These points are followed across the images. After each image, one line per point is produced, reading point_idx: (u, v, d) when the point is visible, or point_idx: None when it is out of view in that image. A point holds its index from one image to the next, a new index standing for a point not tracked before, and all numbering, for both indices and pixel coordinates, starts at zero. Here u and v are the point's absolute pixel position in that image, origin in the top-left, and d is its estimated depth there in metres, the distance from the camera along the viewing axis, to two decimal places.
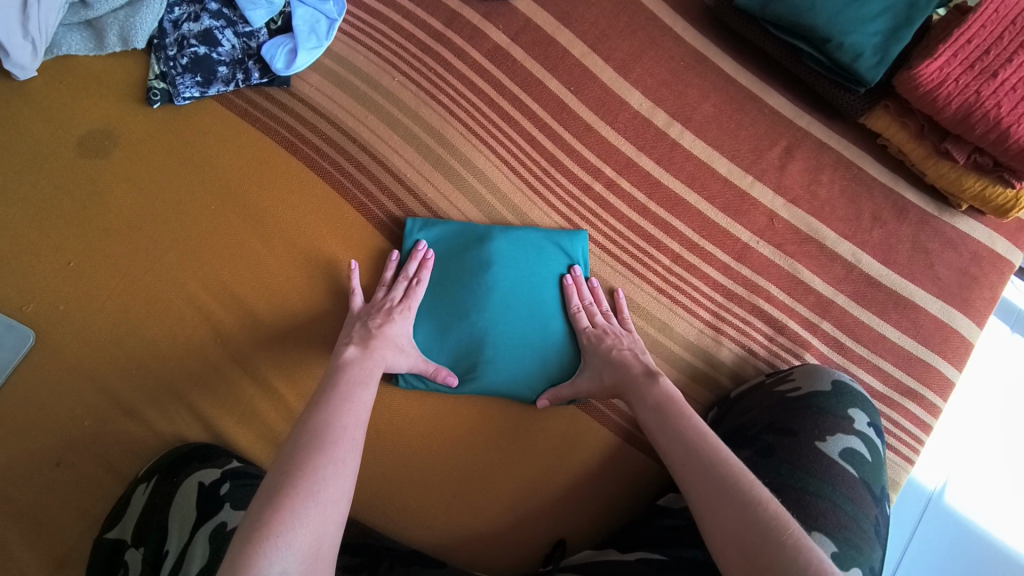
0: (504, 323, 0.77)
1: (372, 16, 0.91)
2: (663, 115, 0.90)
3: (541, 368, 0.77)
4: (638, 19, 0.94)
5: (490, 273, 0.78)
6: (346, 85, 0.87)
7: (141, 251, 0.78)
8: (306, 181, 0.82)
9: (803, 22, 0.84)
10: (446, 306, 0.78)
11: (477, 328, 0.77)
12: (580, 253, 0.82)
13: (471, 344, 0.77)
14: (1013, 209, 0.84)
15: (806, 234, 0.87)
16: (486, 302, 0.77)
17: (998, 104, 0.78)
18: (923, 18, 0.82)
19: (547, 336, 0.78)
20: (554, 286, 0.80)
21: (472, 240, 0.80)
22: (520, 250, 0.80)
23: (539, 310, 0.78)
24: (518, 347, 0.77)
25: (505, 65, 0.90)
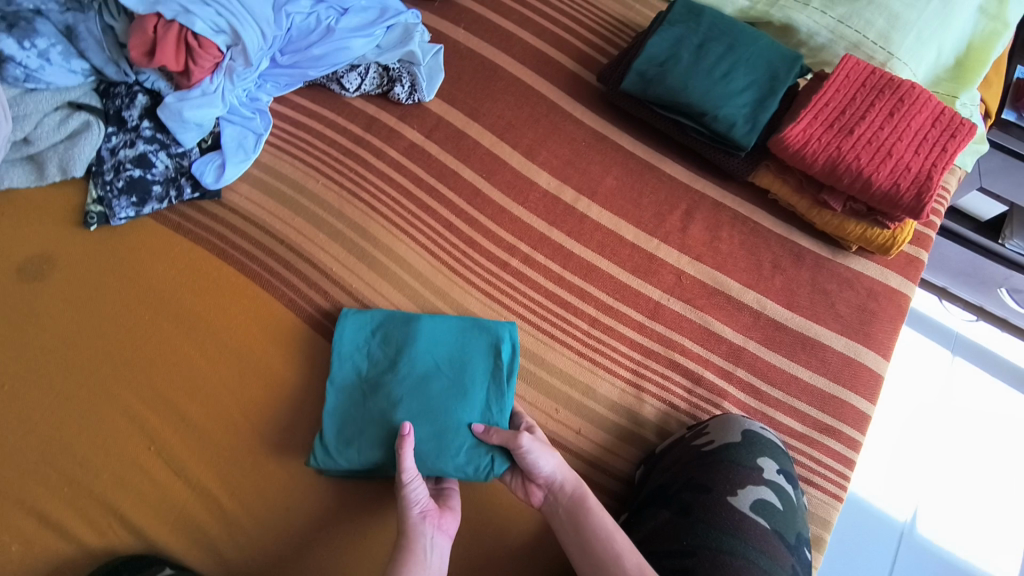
0: (418, 394, 0.80)
1: (297, 127, 1.00)
2: (570, 192, 0.99)
3: (451, 439, 0.77)
4: (540, 109, 1.05)
5: (411, 347, 0.82)
6: (275, 191, 0.94)
7: (76, 366, 0.81)
8: (237, 282, 0.87)
9: (681, 100, 0.94)
10: (367, 380, 0.81)
11: (392, 398, 0.79)
12: (509, 334, 0.85)
13: (383, 415, 0.79)
14: (893, 247, 0.91)
15: (713, 287, 0.93)
16: (405, 378, 0.81)
17: (858, 155, 0.87)
18: (785, 89, 0.95)
19: (464, 404, 0.79)
20: (476, 360, 0.82)
21: (400, 321, 0.85)
22: (444, 331, 0.84)
23: (458, 379, 0.81)
24: (433, 420, 0.78)
25: (421, 160, 0.99)
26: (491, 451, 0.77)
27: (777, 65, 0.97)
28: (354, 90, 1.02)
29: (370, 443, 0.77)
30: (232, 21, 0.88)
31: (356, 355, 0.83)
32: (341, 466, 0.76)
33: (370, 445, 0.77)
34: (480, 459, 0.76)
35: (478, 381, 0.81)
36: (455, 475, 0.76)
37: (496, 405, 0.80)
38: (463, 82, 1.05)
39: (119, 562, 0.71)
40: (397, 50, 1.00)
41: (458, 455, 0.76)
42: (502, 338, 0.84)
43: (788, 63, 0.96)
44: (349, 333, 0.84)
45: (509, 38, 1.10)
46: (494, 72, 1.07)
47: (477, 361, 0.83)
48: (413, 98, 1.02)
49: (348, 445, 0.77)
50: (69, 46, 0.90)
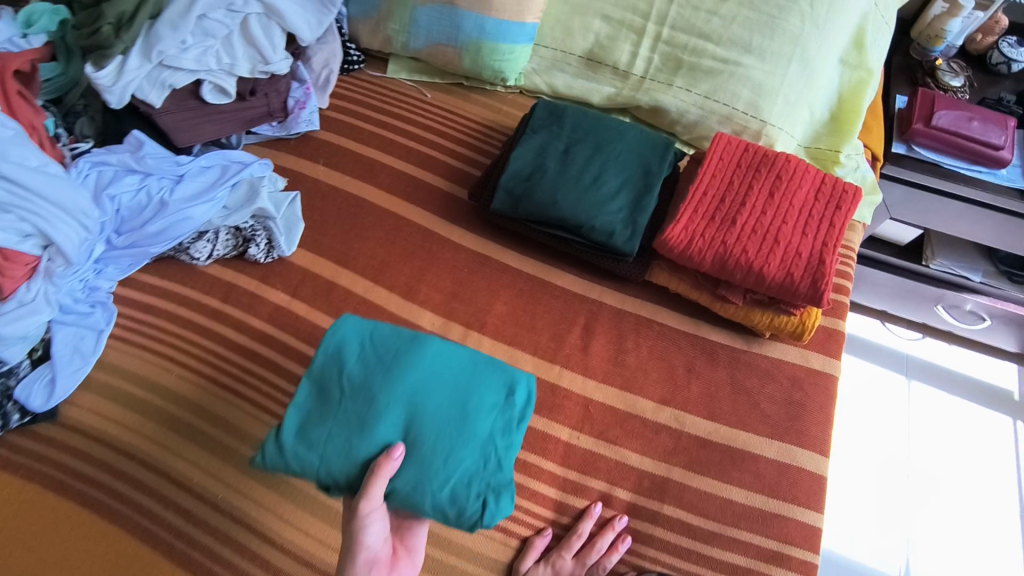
0: (408, 413, 0.68)
1: (146, 312, 0.90)
2: (458, 328, 0.91)
3: (435, 472, 0.67)
4: (414, 239, 0.97)
5: (402, 369, 0.69)
6: (123, 395, 0.83)
7: None
8: (76, 520, 0.75)
9: (553, 214, 0.87)
10: (350, 385, 0.69)
11: (374, 404, 0.67)
12: (527, 384, 0.72)
13: (360, 426, 0.67)
14: (805, 331, 0.84)
15: (625, 410, 0.85)
16: (403, 409, 0.68)
17: (744, 248, 0.81)
18: (661, 182, 0.89)
19: (432, 462, 0.67)
20: (485, 392, 0.70)
21: (391, 332, 0.72)
22: (433, 345, 0.72)
23: (415, 379, 0.69)
24: (422, 432, 0.68)
25: (290, 324, 0.89)
26: (479, 495, 0.67)
27: (649, 157, 0.91)
28: (205, 257, 0.92)
29: (336, 449, 0.66)
30: (41, 225, 0.77)
31: (342, 361, 0.71)
32: (294, 468, 0.67)
33: (318, 442, 0.67)
34: (461, 492, 0.67)
35: (483, 409, 0.69)
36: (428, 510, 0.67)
37: (502, 441, 0.69)
38: (327, 226, 0.97)
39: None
40: (246, 209, 0.91)
41: (439, 487, 0.67)
42: (518, 386, 0.72)
43: (659, 153, 0.92)
44: (341, 332, 0.72)
45: (373, 166, 1.03)
46: (361, 207, 0.99)
47: (488, 391, 0.71)
48: (272, 256, 0.93)
49: (312, 447, 0.67)
50: None
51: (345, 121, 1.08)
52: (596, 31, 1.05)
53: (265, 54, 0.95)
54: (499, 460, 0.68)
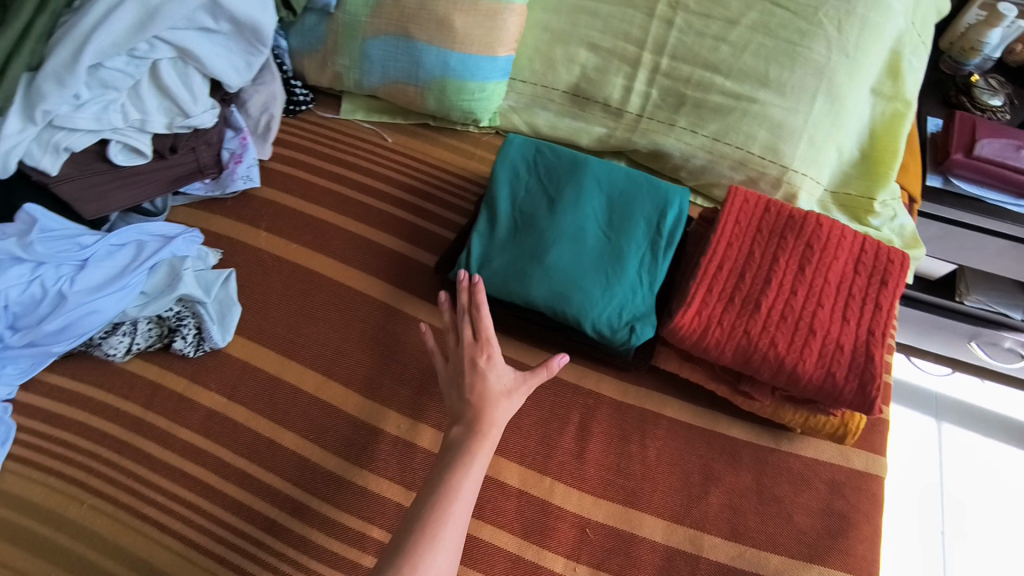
0: (570, 247, 0.69)
1: (53, 424, 0.75)
2: (428, 432, 0.75)
3: (592, 299, 0.67)
4: (373, 320, 0.82)
5: (573, 185, 0.73)
6: (21, 534, 0.69)
7: None
8: None
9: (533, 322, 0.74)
10: (520, 212, 0.73)
11: (543, 235, 0.70)
12: (680, 203, 0.73)
13: (531, 255, 0.69)
14: (848, 435, 0.70)
15: (629, 532, 0.70)
16: (563, 243, 0.69)
17: (774, 340, 0.66)
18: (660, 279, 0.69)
19: (616, 270, 0.68)
20: (638, 222, 0.71)
21: (565, 160, 0.75)
22: (623, 182, 0.74)
23: (584, 206, 0.72)
24: (586, 275, 0.68)
25: (225, 435, 0.74)
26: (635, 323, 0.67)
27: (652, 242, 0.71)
28: (122, 353, 0.77)
29: (513, 273, 0.69)
30: None
31: (514, 179, 0.75)
32: (481, 285, 0.70)
33: (501, 259, 0.70)
34: (631, 316, 0.67)
35: (634, 246, 0.70)
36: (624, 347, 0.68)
37: (651, 274, 0.69)
38: (272, 306, 0.82)
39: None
40: (167, 296, 0.76)
41: (611, 301, 0.67)
42: (672, 205, 0.72)
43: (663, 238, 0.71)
44: (507, 158, 0.76)
45: (325, 230, 0.87)
46: (311, 283, 0.84)
47: (639, 221, 0.72)
48: (203, 349, 0.78)
49: (491, 271, 0.69)
50: None
51: (292, 174, 0.92)
52: (583, 62, 0.89)
53: (182, 105, 0.80)
54: (647, 291, 0.69)
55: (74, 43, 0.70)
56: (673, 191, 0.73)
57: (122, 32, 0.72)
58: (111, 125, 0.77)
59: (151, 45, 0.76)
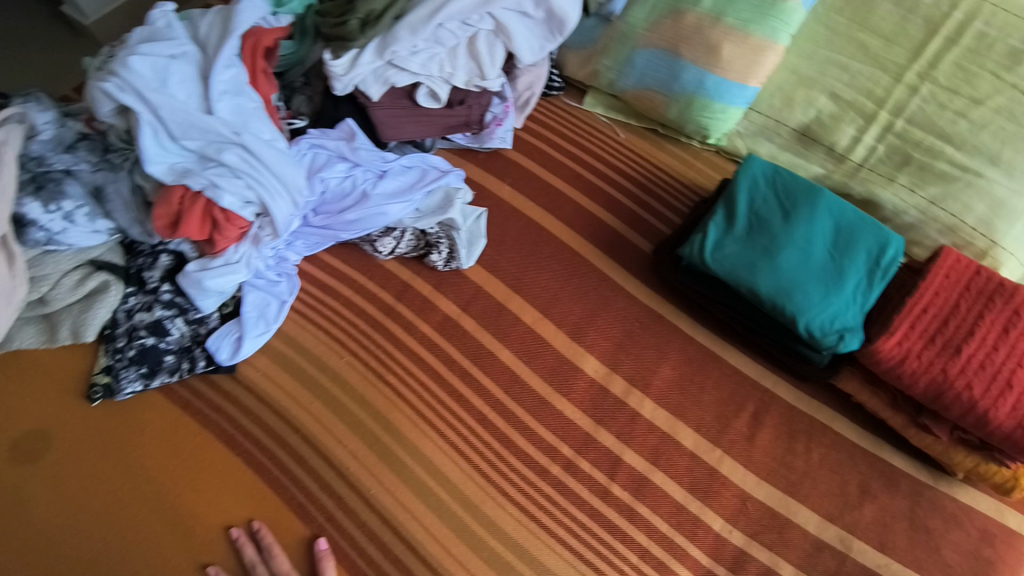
0: (798, 255, 0.81)
1: (324, 292, 0.93)
2: (621, 383, 0.87)
3: (812, 301, 0.78)
4: (587, 280, 0.95)
5: (807, 206, 0.84)
6: (293, 367, 0.87)
7: (62, 550, 0.75)
8: (234, 466, 0.80)
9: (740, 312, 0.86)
10: (756, 216, 0.85)
11: (776, 239, 0.82)
12: (899, 243, 0.83)
13: (764, 254, 0.81)
14: (1015, 489, 0.76)
15: (786, 516, 0.78)
16: (792, 251, 0.81)
17: (970, 384, 0.74)
18: (871, 302, 0.80)
19: (836, 284, 0.79)
20: (861, 249, 0.82)
21: (802, 184, 0.87)
22: (850, 214, 0.84)
23: (815, 225, 0.83)
24: (809, 282, 0.79)
25: (456, 337, 0.89)
26: (843, 332, 0.78)
27: (869, 270, 0.81)
28: (388, 252, 0.94)
29: (745, 264, 0.81)
30: (261, 193, 0.82)
31: (753, 189, 0.87)
32: (712, 268, 0.83)
33: (735, 251, 0.82)
34: (840, 325, 0.78)
35: (855, 268, 0.81)
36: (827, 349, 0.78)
37: (864, 296, 0.80)
38: (506, 247, 0.97)
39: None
40: (436, 216, 0.93)
41: (827, 308, 0.78)
42: (892, 244, 0.82)
43: (880, 268, 0.81)
44: (750, 171, 0.89)
45: (558, 197, 1.02)
46: (541, 236, 0.98)
47: (861, 249, 0.82)
48: (450, 266, 0.94)
49: (724, 258, 0.82)
50: (96, 206, 0.86)
51: (537, 145, 1.07)
52: (820, 107, 1.00)
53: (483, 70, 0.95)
54: (858, 309, 0.79)
55: (432, 4, 0.88)
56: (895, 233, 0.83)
57: (467, 2, 0.89)
58: (428, 74, 0.94)
59: (481, 18, 0.92)
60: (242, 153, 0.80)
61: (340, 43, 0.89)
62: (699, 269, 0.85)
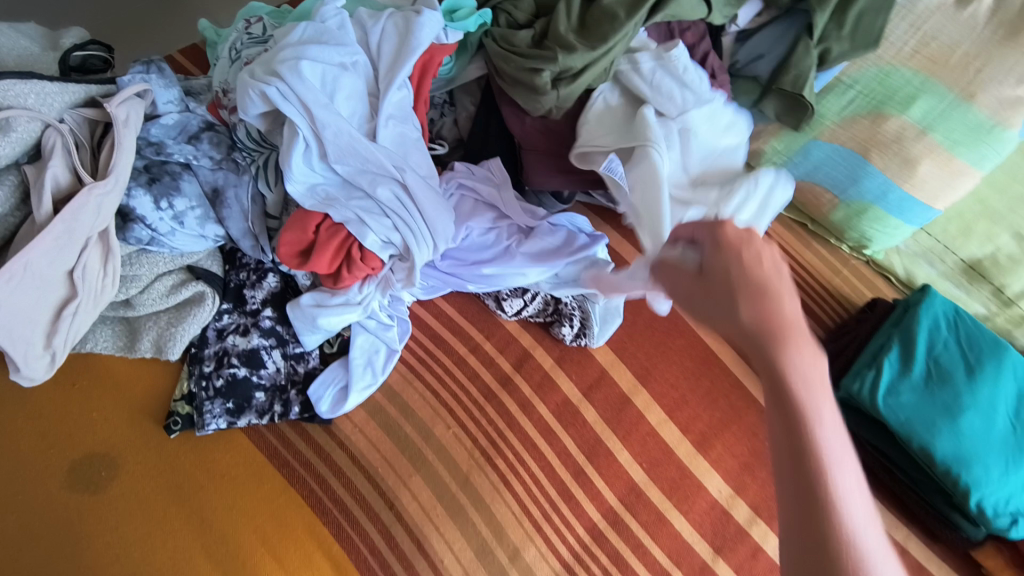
0: (982, 420, 0.74)
1: (436, 344, 0.83)
2: (745, 510, 0.80)
3: (990, 476, 0.71)
4: (719, 384, 0.86)
5: (994, 365, 0.77)
6: (393, 429, 0.77)
7: None
8: (318, 539, 0.70)
9: (891, 460, 0.79)
10: (937, 363, 0.77)
11: (959, 397, 0.74)
12: None
13: (945, 411, 0.74)
14: None
15: None
16: (975, 414, 0.74)
17: None
18: None
19: (1017, 461, 0.72)
20: None
21: (987, 337, 0.79)
22: None
23: (1001, 390, 0.76)
24: (992, 453, 0.72)
25: (574, 427, 0.79)
26: (1015, 512, 0.71)
27: None
28: (513, 313, 0.85)
29: (921, 418, 0.74)
30: (407, 237, 0.72)
31: (932, 330, 0.80)
32: (881, 413, 0.75)
33: (910, 400, 0.75)
34: (1015, 507, 0.72)
35: None
36: (993, 528, 0.72)
37: None
38: (639, 326, 0.88)
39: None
40: (575, 288, 0.83)
41: (1006, 486, 0.71)
42: None
43: None
44: (931, 309, 0.81)
45: None
46: (675, 322, 0.89)
47: None
48: (577, 341, 0.84)
49: (897, 406, 0.75)
50: (210, 210, 0.76)
51: None
52: (1000, 245, 0.91)
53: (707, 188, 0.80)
54: None
55: (636, 133, 0.81)
56: None
57: (670, 130, 0.82)
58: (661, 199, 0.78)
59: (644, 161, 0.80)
60: (397, 190, 0.71)
61: (528, 93, 0.81)
62: (861, 408, 0.78)
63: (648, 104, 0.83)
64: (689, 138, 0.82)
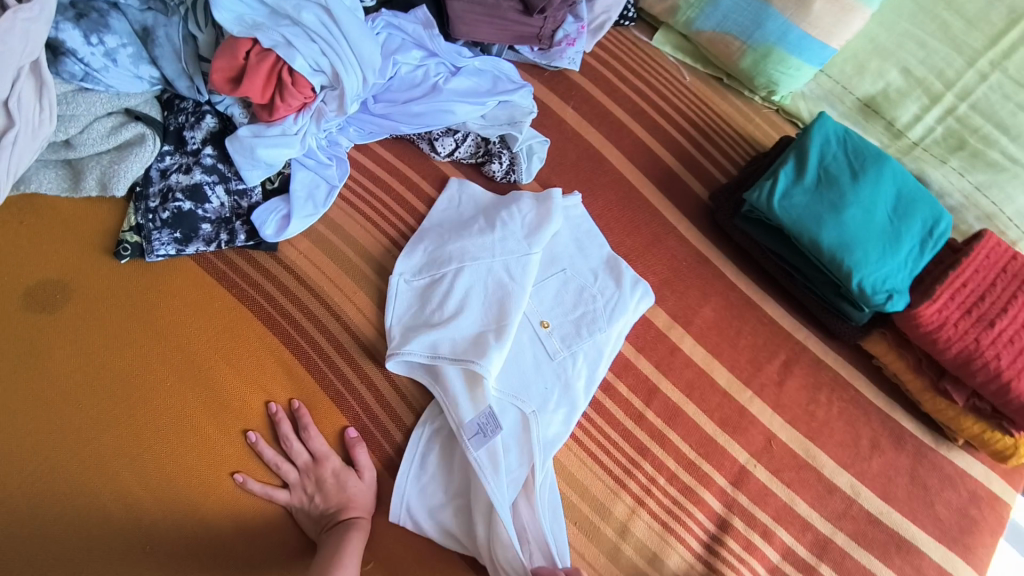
0: (863, 214, 0.82)
1: (374, 183, 0.88)
2: (664, 317, 0.88)
3: (868, 259, 0.81)
4: (641, 213, 0.94)
5: (876, 170, 0.86)
6: (338, 255, 0.83)
7: (69, 407, 0.69)
8: (269, 347, 0.76)
9: (791, 262, 0.88)
10: (827, 170, 0.85)
11: (844, 195, 0.83)
12: (948, 222, 0.86)
13: (832, 208, 0.82)
14: (1011, 456, 0.83)
15: (807, 460, 0.84)
16: (857, 209, 0.83)
17: (998, 354, 0.79)
18: (917, 269, 0.83)
19: (892, 247, 0.82)
20: (916, 219, 0.84)
21: (871, 149, 0.88)
22: (913, 184, 0.87)
23: (881, 190, 0.85)
24: (869, 241, 0.82)
25: None
26: (891, 290, 0.81)
27: (921, 240, 0.84)
28: (446, 154, 0.91)
29: (811, 215, 0.82)
30: (335, 63, 0.77)
31: (825, 145, 0.88)
32: (777, 215, 0.84)
33: (802, 201, 0.83)
34: (890, 286, 0.81)
35: (910, 235, 0.83)
36: (872, 306, 0.82)
37: (912, 262, 0.83)
38: (565, 167, 0.95)
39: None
40: (501, 128, 0.90)
41: (881, 267, 0.81)
42: (944, 218, 0.86)
43: (929, 241, 0.84)
44: (825, 127, 0.88)
45: (618, 128, 0.99)
46: (599, 162, 0.96)
47: (915, 220, 0.85)
48: (508, 178, 0.91)
49: (790, 207, 0.83)
50: (143, 50, 0.79)
51: (603, 72, 1.04)
52: (888, 80, 1.00)
53: (584, 283, 0.85)
54: (906, 272, 0.83)
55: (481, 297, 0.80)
56: (945, 213, 0.87)
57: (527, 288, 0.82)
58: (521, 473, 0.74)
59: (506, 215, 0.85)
60: (322, 16, 0.75)
61: None
62: (762, 215, 0.86)
63: (490, 266, 0.82)
64: (554, 330, 0.82)
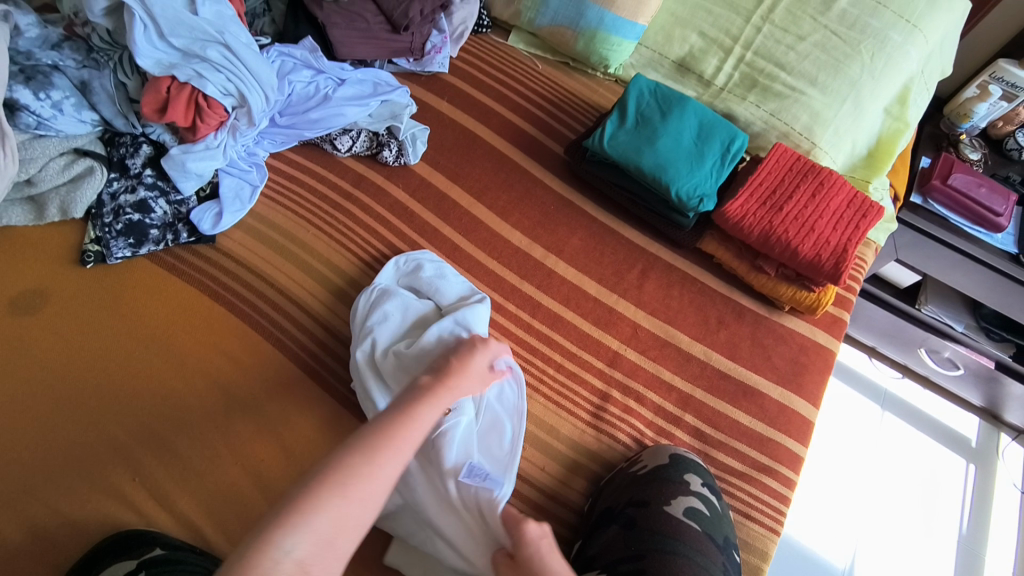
0: (672, 143, 1.06)
1: (290, 181, 1.10)
2: (540, 250, 1.09)
3: (680, 173, 1.04)
4: (513, 173, 1.16)
5: (679, 109, 1.10)
6: (268, 240, 1.03)
7: (56, 381, 0.85)
8: (218, 314, 0.95)
9: (632, 190, 1.11)
10: (642, 115, 1.10)
11: (656, 131, 1.07)
12: (745, 139, 1.10)
13: (647, 141, 1.06)
14: (819, 307, 1.06)
15: (667, 339, 1.05)
16: (668, 139, 1.06)
17: (786, 229, 1.02)
18: (722, 178, 1.07)
19: (698, 163, 1.06)
20: (716, 140, 1.09)
21: (676, 94, 1.13)
22: (711, 116, 1.11)
23: (685, 123, 1.09)
24: (680, 160, 1.05)
25: (405, 216, 1.09)
26: (703, 195, 1.04)
27: (722, 155, 1.08)
28: (346, 150, 1.13)
29: (633, 148, 1.06)
30: (240, 86, 0.98)
31: (640, 96, 1.12)
32: (608, 153, 1.07)
33: (626, 140, 1.07)
34: (701, 192, 1.04)
35: (711, 153, 1.07)
36: (691, 210, 1.05)
37: (718, 173, 1.07)
38: (446, 146, 1.17)
39: (108, 542, 0.73)
40: (387, 122, 1.11)
41: (692, 178, 1.04)
42: (739, 136, 1.10)
43: (729, 154, 1.08)
44: (638, 83, 1.13)
45: (487, 111, 1.23)
46: (474, 138, 1.19)
47: (715, 141, 1.09)
48: (399, 161, 1.13)
49: (617, 145, 1.07)
50: (82, 100, 0.98)
51: (470, 71, 1.28)
52: (692, 43, 1.27)
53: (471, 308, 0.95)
54: (714, 181, 1.06)
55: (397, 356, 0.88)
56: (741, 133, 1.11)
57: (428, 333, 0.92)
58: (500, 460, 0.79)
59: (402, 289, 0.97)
60: (223, 51, 0.95)
61: None
62: (600, 156, 1.10)
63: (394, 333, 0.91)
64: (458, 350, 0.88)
